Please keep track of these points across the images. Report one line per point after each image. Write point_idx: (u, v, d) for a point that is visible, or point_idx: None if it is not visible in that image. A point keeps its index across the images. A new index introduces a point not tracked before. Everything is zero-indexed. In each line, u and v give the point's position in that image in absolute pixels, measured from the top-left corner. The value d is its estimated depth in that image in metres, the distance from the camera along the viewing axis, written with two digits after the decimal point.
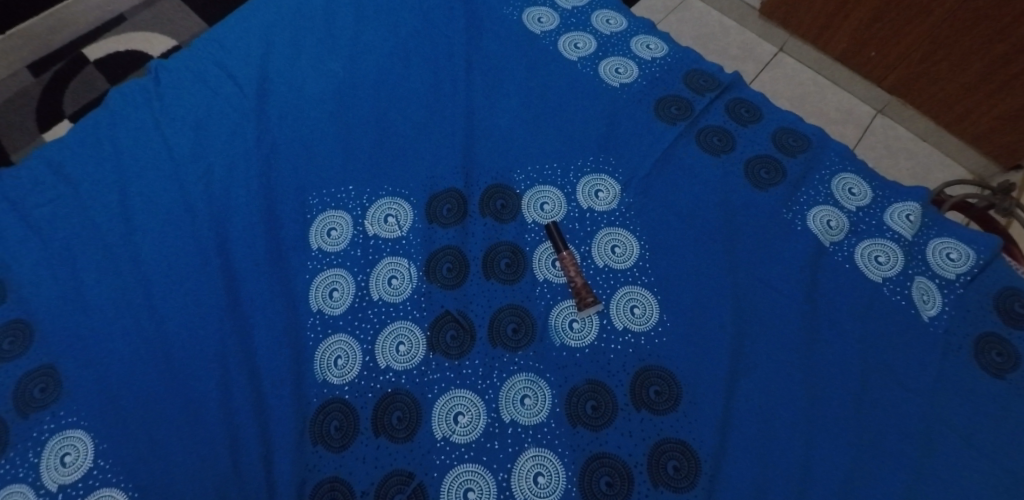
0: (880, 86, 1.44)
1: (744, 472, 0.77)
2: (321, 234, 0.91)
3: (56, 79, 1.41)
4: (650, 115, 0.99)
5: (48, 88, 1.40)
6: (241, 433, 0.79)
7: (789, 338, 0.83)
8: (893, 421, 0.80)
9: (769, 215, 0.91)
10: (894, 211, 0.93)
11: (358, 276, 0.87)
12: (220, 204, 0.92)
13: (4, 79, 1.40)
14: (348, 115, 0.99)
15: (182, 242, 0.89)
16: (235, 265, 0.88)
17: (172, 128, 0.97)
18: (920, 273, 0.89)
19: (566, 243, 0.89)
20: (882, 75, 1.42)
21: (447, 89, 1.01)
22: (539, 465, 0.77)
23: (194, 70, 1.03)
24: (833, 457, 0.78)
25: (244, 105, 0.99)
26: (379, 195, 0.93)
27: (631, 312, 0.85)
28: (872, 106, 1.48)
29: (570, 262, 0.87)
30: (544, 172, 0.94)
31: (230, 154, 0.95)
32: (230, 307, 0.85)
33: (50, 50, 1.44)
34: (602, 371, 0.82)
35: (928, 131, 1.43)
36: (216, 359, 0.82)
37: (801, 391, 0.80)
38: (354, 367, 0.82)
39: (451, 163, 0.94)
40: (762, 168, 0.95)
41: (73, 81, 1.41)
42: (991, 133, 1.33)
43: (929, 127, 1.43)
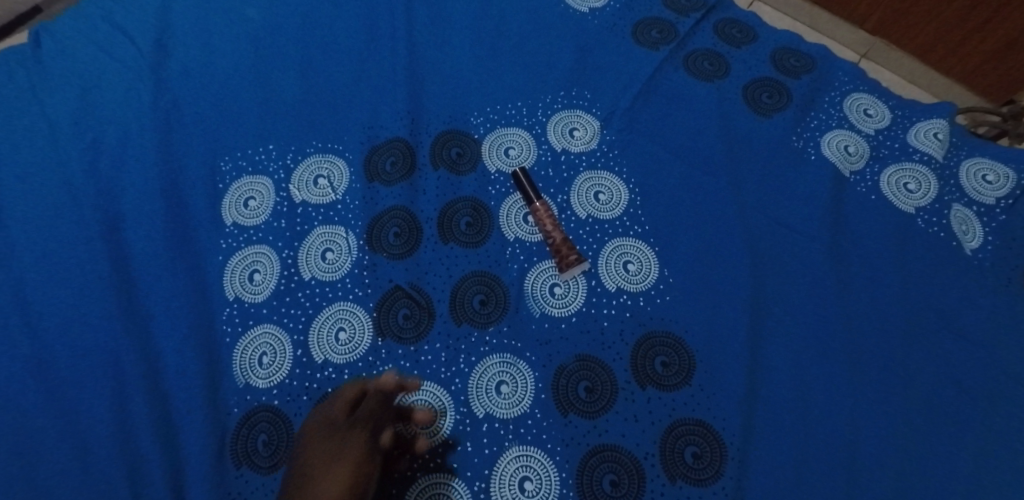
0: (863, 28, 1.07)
1: (778, 456, 0.62)
2: (237, 205, 0.73)
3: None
4: (627, 41, 0.83)
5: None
6: (146, 458, 0.62)
7: (814, 288, 0.69)
8: (947, 375, 0.65)
9: (776, 147, 0.77)
10: (920, 130, 0.79)
11: (284, 253, 0.70)
12: (112, 180, 0.74)
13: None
14: (265, 64, 0.81)
15: (64, 228, 0.71)
16: (133, 253, 0.71)
17: (55, 97, 0.80)
18: (956, 200, 0.75)
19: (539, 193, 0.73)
20: (862, 13, 1.05)
21: (383, 23, 0.83)
22: (525, 467, 0.61)
23: (79, 25, 0.85)
24: (882, 426, 0.63)
25: (139, 60, 0.82)
26: (306, 153, 0.76)
27: (625, 269, 0.69)
28: (854, 51, 1.10)
29: (545, 214, 0.71)
30: (507, 112, 0.78)
31: (122, 119, 0.78)
32: (124, 302, 0.68)
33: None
34: (595, 344, 0.66)
35: (914, 72, 1.07)
36: (111, 369, 0.65)
37: (834, 350, 0.66)
38: (283, 365, 0.65)
39: (392, 109, 0.77)
40: (763, 93, 0.80)
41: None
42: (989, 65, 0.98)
43: (917, 68, 1.06)
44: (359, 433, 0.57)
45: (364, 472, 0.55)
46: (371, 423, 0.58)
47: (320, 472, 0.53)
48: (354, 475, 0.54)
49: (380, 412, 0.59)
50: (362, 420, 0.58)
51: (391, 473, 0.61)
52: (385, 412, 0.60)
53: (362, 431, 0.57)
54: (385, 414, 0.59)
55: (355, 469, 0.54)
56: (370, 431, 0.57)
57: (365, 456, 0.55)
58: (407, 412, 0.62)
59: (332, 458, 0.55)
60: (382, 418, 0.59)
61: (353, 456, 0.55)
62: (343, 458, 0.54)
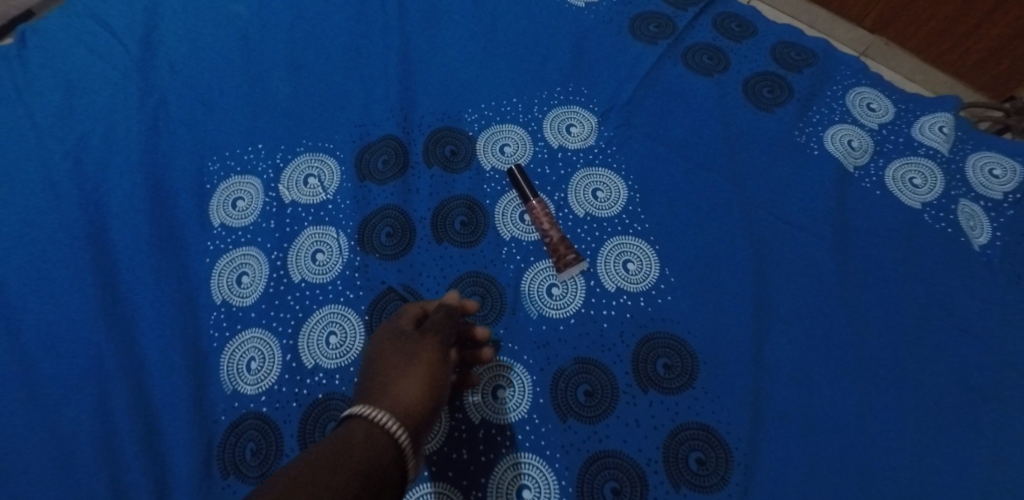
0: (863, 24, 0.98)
1: (784, 461, 0.60)
2: (224, 206, 0.71)
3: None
4: (624, 36, 0.81)
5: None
6: (130, 468, 0.60)
7: (819, 287, 0.67)
8: (958, 375, 0.63)
9: (778, 142, 0.75)
10: (925, 124, 0.77)
11: (273, 254, 0.68)
12: (97, 181, 0.72)
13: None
14: (254, 62, 0.79)
15: (47, 231, 0.69)
16: (117, 255, 0.69)
17: (39, 97, 0.78)
18: (963, 195, 0.73)
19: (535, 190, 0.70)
20: (860, 7, 0.96)
21: (374, 19, 0.81)
22: (523, 475, 0.59)
23: (64, 23, 0.83)
24: (891, 428, 0.61)
25: (125, 58, 0.80)
26: (296, 152, 0.74)
27: (624, 269, 0.67)
28: (852, 48, 1.01)
29: (542, 213, 0.68)
30: (502, 108, 0.76)
31: (107, 118, 0.76)
32: (108, 306, 0.66)
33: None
34: (594, 345, 0.64)
35: (915, 69, 0.98)
36: (94, 376, 0.63)
37: (841, 350, 0.64)
38: (272, 370, 0.63)
39: (384, 106, 0.75)
40: (763, 87, 0.78)
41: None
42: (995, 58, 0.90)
43: (918, 65, 0.97)
44: (431, 340, 0.55)
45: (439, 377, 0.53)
46: (441, 333, 0.56)
47: (394, 374, 0.51)
48: (431, 378, 0.52)
49: (448, 325, 0.57)
50: (432, 327, 0.56)
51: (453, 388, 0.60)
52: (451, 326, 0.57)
53: (434, 339, 0.55)
54: (452, 327, 0.57)
55: (430, 373, 0.52)
56: (441, 339, 0.55)
57: (439, 361, 0.53)
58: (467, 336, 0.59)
59: (407, 362, 0.52)
60: (450, 330, 0.57)
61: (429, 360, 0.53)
62: (418, 361, 0.52)
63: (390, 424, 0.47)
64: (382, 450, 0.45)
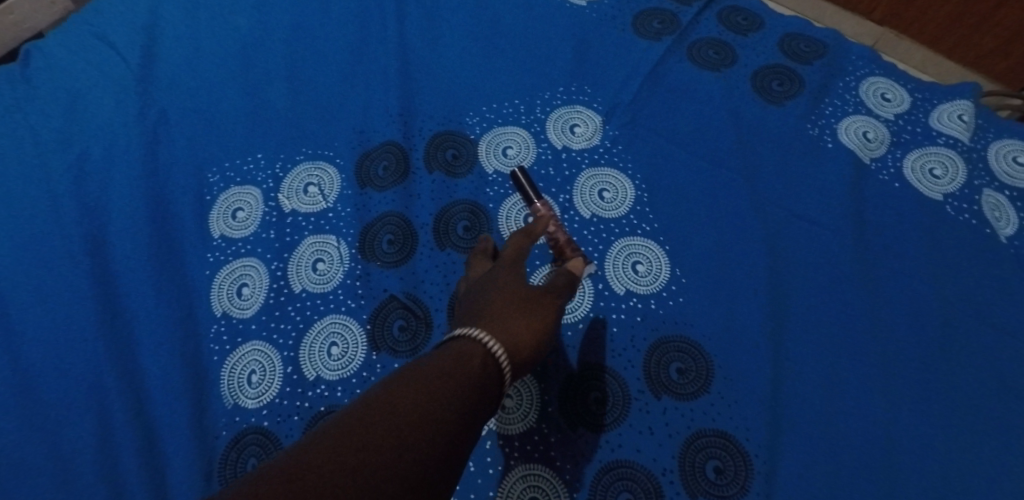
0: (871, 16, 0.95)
1: (808, 468, 0.57)
2: (224, 217, 0.70)
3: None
4: (627, 33, 0.79)
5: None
6: (128, 487, 0.58)
7: (838, 284, 0.64)
8: (990, 374, 0.60)
9: (790, 136, 0.72)
10: (943, 113, 0.74)
11: (274, 265, 0.67)
12: (97, 196, 0.72)
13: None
14: (253, 72, 0.79)
15: (48, 247, 0.69)
16: (117, 270, 0.68)
17: (41, 115, 0.78)
18: (986, 185, 0.70)
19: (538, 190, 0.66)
20: None
21: (373, 24, 0.80)
22: (532, 487, 0.57)
23: (65, 40, 0.84)
24: (921, 432, 0.58)
25: (125, 72, 0.79)
26: (295, 161, 0.72)
27: (634, 270, 0.65)
28: (861, 43, 0.97)
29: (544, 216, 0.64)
30: (503, 110, 0.74)
31: (107, 133, 0.75)
32: (107, 321, 0.65)
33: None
34: (604, 351, 0.62)
35: (927, 61, 0.94)
36: (94, 393, 0.62)
37: (863, 350, 0.61)
38: (273, 383, 0.62)
39: (384, 112, 0.74)
40: (773, 81, 0.76)
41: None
42: (1011, 47, 0.86)
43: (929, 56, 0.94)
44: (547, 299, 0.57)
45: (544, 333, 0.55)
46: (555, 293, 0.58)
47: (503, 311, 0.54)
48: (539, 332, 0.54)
49: (564, 290, 0.59)
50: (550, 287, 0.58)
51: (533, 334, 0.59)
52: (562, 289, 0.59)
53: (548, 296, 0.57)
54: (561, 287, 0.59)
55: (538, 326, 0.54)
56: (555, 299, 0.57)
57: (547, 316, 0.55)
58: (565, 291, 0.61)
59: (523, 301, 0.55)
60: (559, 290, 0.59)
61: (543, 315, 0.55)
62: (535, 314, 0.55)
63: (498, 351, 0.49)
64: (490, 379, 0.47)
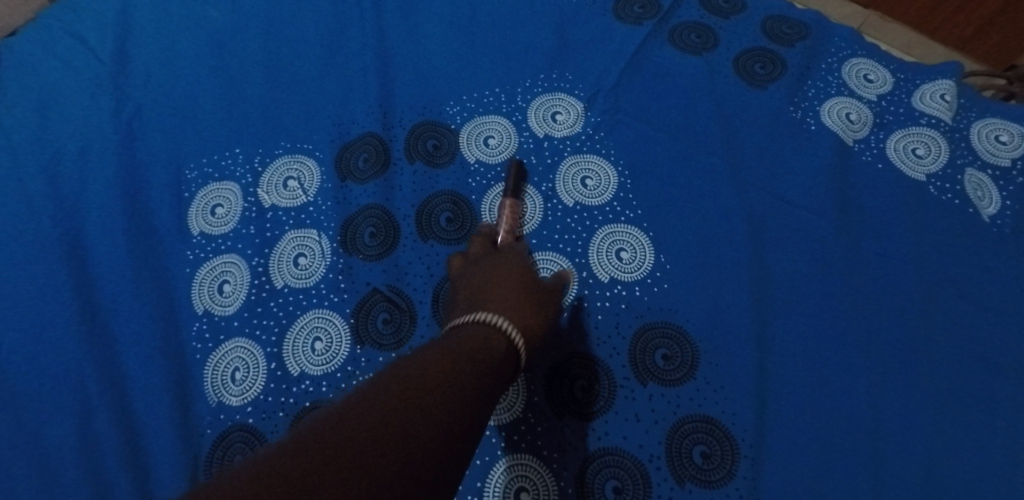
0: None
1: (793, 451, 0.57)
2: (203, 214, 0.69)
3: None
4: (608, 18, 0.79)
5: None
6: (113, 488, 0.58)
7: (823, 267, 0.64)
8: (973, 353, 0.60)
9: (773, 119, 0.72)
10: (925, 93, 0.74)
11: (255, 260, 0.66)
12: (72, 196, 0.70)
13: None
14: (229, 65, 0.77)
15: (24, 249, 0.68)
16: (96, 269, 0.67)
17: (14, 115, 0.76)
18: (969, 164, 0.70)
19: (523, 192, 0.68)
20: None
21: (350, 15, 0.79)
22: (520, 477, 0.57)
23: (37, 38, 0.82)
24: (905, 412, 0.58)
25: (98, 69, 0.78)
26: (274, 155, 0.71)
27: (618, 258, 0.65)
28: (848, 25, 0.96)
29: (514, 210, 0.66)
30: (484, 99, 0.73)
31: (82, 131, 0.74)
32: (86, 322, 0.64)
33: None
34: (590, 339, 0.62)
35: (914, 42, 0.94)
36: (74, 395, 0.61)
37: (848, 332, 0.61)
38: (256, 380, 0.61)
39: (363, 103, 0.73)
40: (755, 64, 0.76)
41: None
42: (999, 25, 0.86)
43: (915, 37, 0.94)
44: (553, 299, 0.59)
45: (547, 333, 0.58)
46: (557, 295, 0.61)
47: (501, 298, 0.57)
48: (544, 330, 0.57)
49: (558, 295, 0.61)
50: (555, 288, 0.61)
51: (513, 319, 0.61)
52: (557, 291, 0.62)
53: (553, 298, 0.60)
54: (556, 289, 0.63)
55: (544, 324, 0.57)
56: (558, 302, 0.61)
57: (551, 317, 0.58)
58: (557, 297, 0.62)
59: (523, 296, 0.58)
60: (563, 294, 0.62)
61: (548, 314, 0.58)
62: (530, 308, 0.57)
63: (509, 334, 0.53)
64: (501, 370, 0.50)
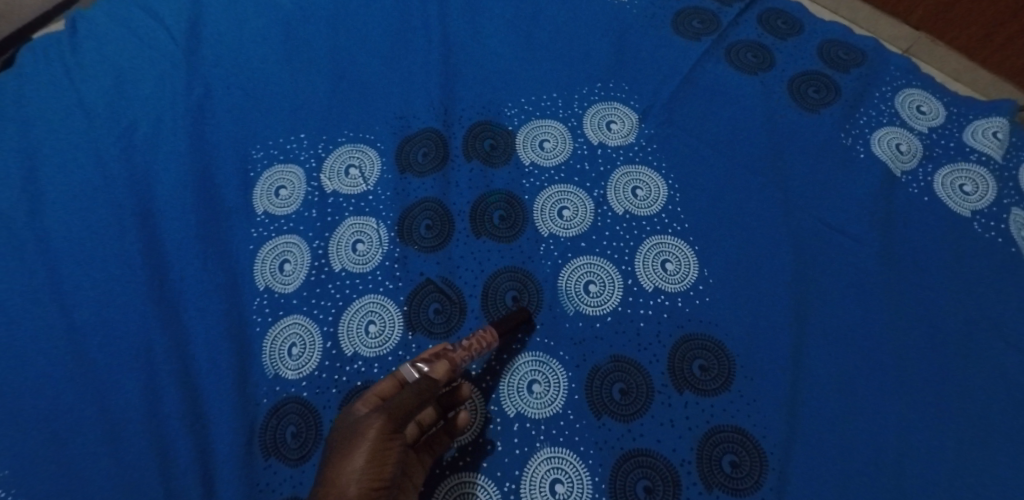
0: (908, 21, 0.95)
1: (820, 468, 0.59)
2: (268, 194, 0.73)
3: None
4: (666, 32, 0.81)
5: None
6: (175, 446, 0.62)
7: (862, 293, 0.66)
8: (1006, 389, 0.62)
9: (823, 145, 0.73)
10: (977, 130, 0.75)
11: (315, 243, 0.69)
12: (145, 168, 0.74)
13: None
14: (297, 53, 0.81)
15: (97, 216, 0.72)
16: (165, 240, 0.71)
17: (92, 87, 0.80)
18: (1016, 203, 0.71)
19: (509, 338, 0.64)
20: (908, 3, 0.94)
21: (416, 11, 0.82)
22: (556, 469, 0.59)
23: (116, 15, 0.86)
24: (935, 442, 0.60)
25: (173, 49, 0.82)
26: (338, 143, 0.75)
27: (663, 269, 0.67)
28: (896, 47, 0.96)
29: (478, 340, 0.60)
30: (542, 103, 0.76)
31: (156, 108, 0.78)
32: (155, 289, 0.68)
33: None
34: (630, 344, 0.64)
35: (963, 69, 0.93)
36: (141, 357, 0.65)
37: (882, 359, 0.63)
38: (312, 356, 0.65)
39: (425, 98, 0.76)
40: (809, 88, 0.77)
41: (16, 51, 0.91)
42: None
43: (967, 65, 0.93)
44: (378, 421, 0.49)
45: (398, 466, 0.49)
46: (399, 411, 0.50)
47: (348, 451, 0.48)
48: (384, 468, 0.48)
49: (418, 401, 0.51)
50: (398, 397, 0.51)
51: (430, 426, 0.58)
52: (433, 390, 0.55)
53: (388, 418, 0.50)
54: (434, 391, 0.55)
55: (382, 462, 0.48)
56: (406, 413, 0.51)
57: (384, 448, 0.48)
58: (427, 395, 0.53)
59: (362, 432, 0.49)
60: (427, 394, 0.53)
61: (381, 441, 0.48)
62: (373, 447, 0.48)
63: None
64: None
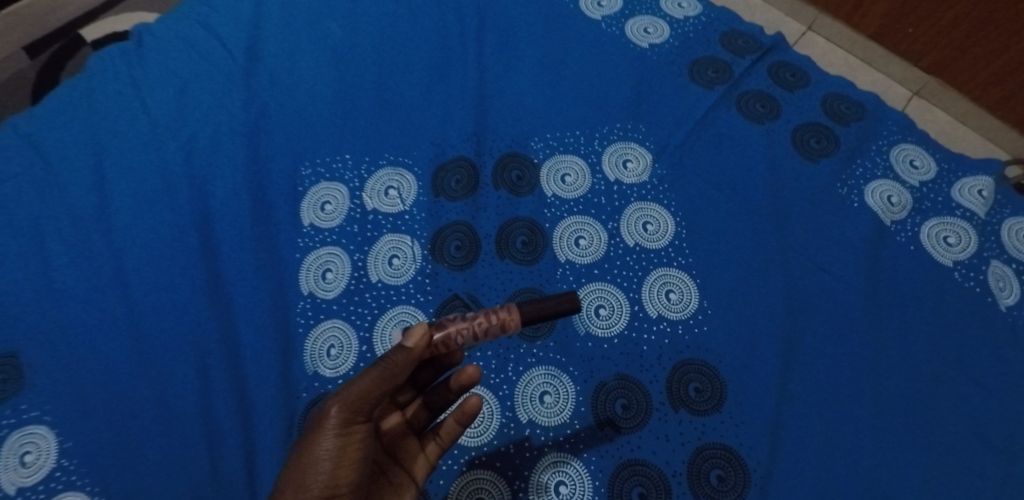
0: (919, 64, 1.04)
1: (799, 487, 0.65)
2: (315, 208, 0.80)
3: (55, 64, 1.10)
4: (683, 80, 0.88)
5: (48, 74, 1.09)
6: (224, 430, 0.70)
7: (848, 331, 0.72)
8: (973, 428, 0.68)
9: (821, 193, 0.80)
10: (964, 187, 0.82)
11: (355, 255, 0.77)
12: (203, 175, 0.81)
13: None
14: (346, 78, 0.88)
15: (158, 217, 0.79)
16: (220, 243, 0.78)
17: (155, 95, 0.87)
18: (995, 257, 0.77)
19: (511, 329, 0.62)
20: (921, 50, 1.02)
21: (456, 48, 0.90)
22: (560, 472, 0.66)
23: (179, 30, 0.93)
24: (904, 469, 0.66)
25: (232, 66, 0.89)
26: (379, 165, 0.82)
27: (667, 298, 0.74)
28: (907, 87, 1.06)
29: (477, 322, 0.61)
30: (566, 139, 0.83)
31: (215, 119, 0.85)
32: (211, 288, 0.76)
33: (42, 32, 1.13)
34: (633, 365, 0.71)
35: (967, 116, 1.02)
36: (196, 348, 0.73)
37: (863, 392, 0.70)
38: (349, 357, 0.73)
39: (460, 129, 0.84)
40: (811, 138, 0.84)
41: (70, 62, 1.10)
42: None
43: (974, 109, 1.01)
44: (334, 415, 0.55)
45: (360, 450, 0.56)
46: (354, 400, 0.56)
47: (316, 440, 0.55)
48: (344, 458, 0.55)
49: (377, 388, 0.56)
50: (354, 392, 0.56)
51: (429, 406, 0.64)
52: (411, 366, 0.58)
53: (343, 413, 0.56)
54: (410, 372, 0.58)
55: (342, 451, 0.55)
56: (361, 403, 0.56)
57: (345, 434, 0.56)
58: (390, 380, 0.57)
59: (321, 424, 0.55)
60: (394, 382, 0.57)
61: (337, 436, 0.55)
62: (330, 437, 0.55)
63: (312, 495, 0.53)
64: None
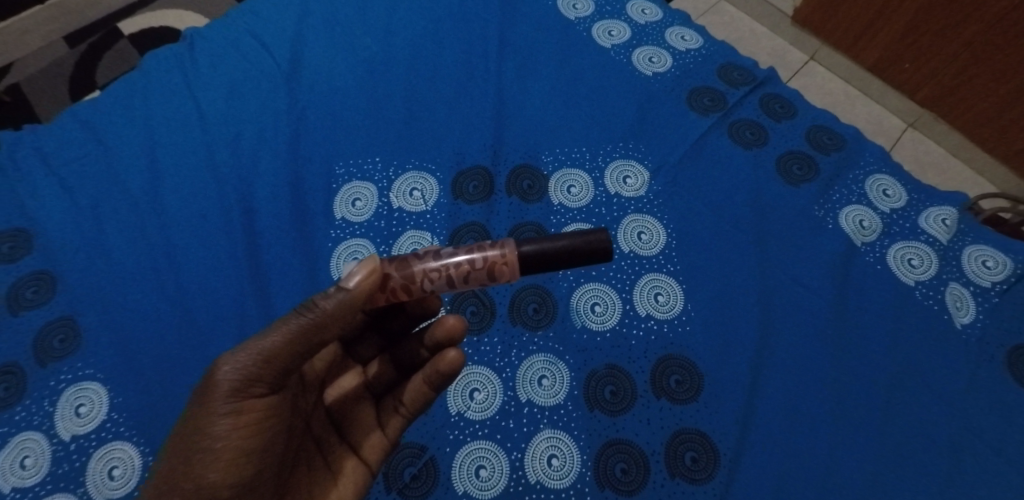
0: (913, 97, 1.13)
1: (762, 471, 0.74)
2: (346, 203, 0.90)
3: (93, 53, 1.20)
4: (682, 106, 0.98)
5: (83, 61, 1.19)
6: None
7: (816, 338, 0.81)
8: (921, 428, 0.77)
9: (799, 214, 0.89)
10: (930, 215, 0.91)
11: (380, 247, 0.87)
12: (246, 169, 0.90)
13: (39, 51, 1.20)
14: (378, 88, 0.98)
15: (204, 204, 0.88)
16: (259, 231, 0.87)
17: (203, 95, 0.96)
18: (954, 279, 0.86)
19: (488, 279, 0.62)
20: (915, 83, 1.11)
21: (479, 67, 0.99)
22: (553, 446, 0.75)
23: (227, 36, 1.02)
24: (856, 461, 0.75)
25: (275, 71, 0.98)
26: (405, 168, 0.92)
27: (655, 299, 0.83)
28: (902, 119, 1.16)
29: (448, 264, 0.61)
30: (573, 154, 0.93)
31: (258, 120, 0.94)
32: (250, 270, 0.85)
33: (84, 23, 1.24)
34: (623, 356, 0.80)
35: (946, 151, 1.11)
36: (236, 322, 0.82)
37: (824, 392, 0.78)
38: None
39: (479, 140, 0.93)
40: (794, 164, 0.93)
41: (108, 57, 1.21)
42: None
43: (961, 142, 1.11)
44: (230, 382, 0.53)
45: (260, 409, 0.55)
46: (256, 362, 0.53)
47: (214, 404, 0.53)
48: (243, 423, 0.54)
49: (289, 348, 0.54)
50: (253, 354, 0.53)
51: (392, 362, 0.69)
52: (345, 316, 0.55)
53: (236, 379, 0.53)
54: (344, 320, 0.55)
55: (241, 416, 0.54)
56: (264, 365, 0.53)
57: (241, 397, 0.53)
58: (302, 339, 0.54)
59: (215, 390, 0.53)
60: (319, 335, 0.54)
61: (229, 409, 0.53)
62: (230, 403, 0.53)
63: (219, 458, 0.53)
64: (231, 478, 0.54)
